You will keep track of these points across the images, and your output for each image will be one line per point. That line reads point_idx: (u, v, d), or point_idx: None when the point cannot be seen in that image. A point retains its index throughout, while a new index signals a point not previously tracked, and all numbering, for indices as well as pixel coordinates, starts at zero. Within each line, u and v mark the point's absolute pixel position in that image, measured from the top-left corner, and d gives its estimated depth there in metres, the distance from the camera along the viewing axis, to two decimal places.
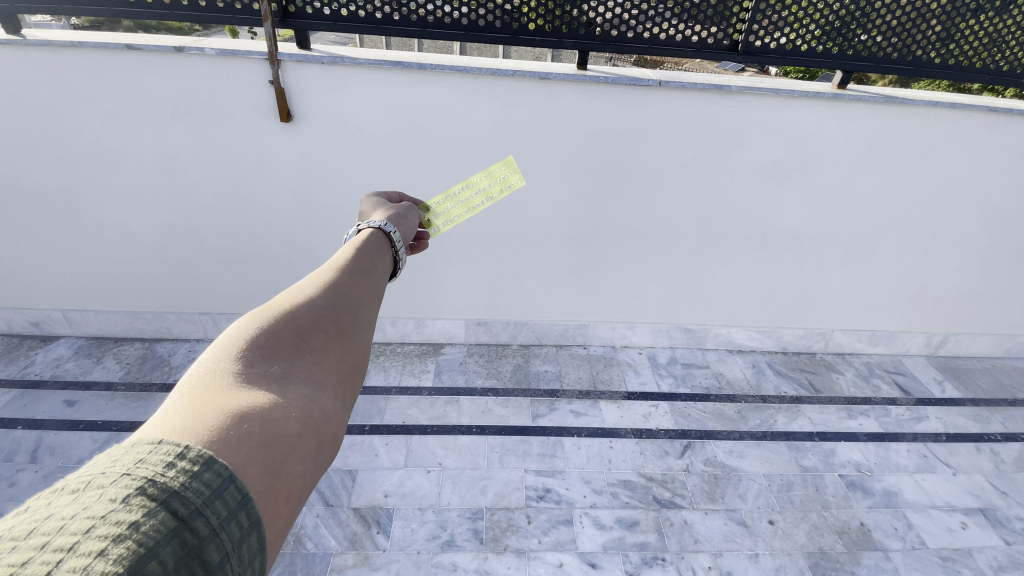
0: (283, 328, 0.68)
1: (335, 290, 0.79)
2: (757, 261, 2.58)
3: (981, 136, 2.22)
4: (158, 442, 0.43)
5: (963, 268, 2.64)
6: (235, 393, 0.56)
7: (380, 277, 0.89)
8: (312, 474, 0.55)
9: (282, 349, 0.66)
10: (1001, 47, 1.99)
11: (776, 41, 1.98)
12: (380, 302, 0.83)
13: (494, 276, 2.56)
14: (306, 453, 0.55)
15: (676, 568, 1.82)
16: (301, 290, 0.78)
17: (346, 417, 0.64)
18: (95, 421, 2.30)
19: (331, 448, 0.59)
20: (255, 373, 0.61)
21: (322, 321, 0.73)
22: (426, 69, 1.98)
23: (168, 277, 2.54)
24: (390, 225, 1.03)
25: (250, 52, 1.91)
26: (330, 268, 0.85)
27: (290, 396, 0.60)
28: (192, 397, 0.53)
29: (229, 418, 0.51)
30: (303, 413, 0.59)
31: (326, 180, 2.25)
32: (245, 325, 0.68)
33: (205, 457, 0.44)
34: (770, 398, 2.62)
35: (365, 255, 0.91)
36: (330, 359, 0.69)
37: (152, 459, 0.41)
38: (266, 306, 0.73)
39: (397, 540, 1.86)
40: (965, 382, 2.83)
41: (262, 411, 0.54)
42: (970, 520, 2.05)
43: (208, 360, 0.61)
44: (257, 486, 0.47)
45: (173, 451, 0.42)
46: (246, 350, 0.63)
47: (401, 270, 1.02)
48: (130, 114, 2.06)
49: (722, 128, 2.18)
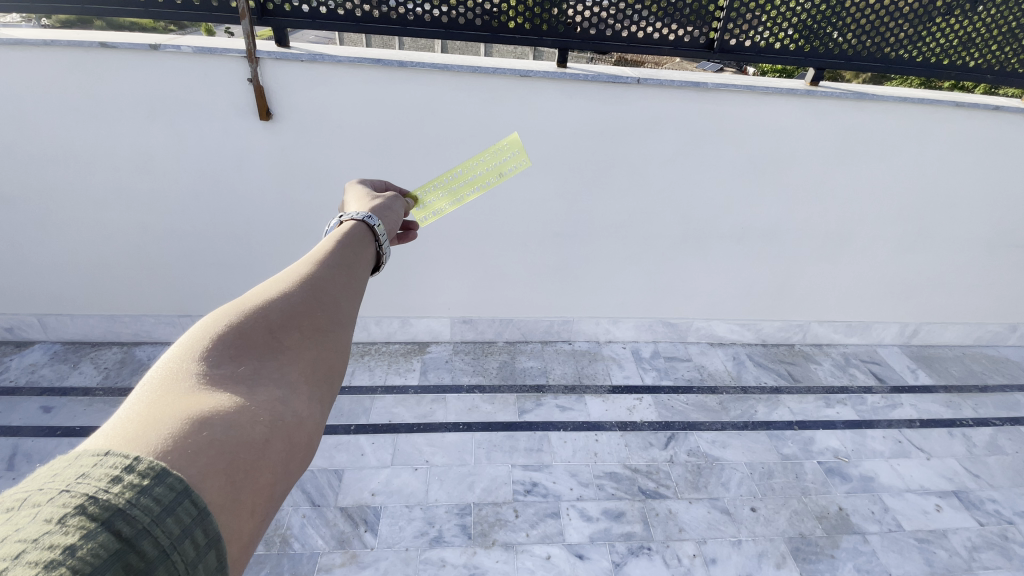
0: (254, 325, 0.69)
1: (310, 286, 0.79)
2: (736, 255, 2.63)
3: (948, 131, 2.30)
4: (104, 454, 0.44)
5: (933, 259, 2.72)
6: (199, 396, 0.56)
7: (360, 271, 0.89)
8: (279, 481, 0.56)
9: (251, 348, 0.66)
10: (964, 45, 2.06)
11: (750, 39, 2.03)
12: (359, 297, 0.84)
13: (479, 273, 2.57)
14: (272, 459, 0.56)
15: (662, 557, 1.85)
16: (275, 285, 0.79)
17: (318, 418, 0.65)
18: (73, 427, 2.25)
19: (304, 452, 0.60)
20: (221, 374, 0.61)
21: (295, 318, 0.73)
22: (407, 67, 1.98)
23: (146, 279, 2.49)
24: (374, 217, 1.03)
25: (227, 50, 1.89)
26: (307, 262, 0.85)
27: (259, 399, 0.60)
28: (154, 401, 0.54)
29: (189, 424, 0.52)
30: (272, 417, 0.59)
31: (307, 180, 2.24)
32: (215, 322, 0.68)
33: (156, 471, 0.44)
34: (750, 389, 2.68)
35: (345, 248, 0.91)
36: (303, 359, 0.70)
37: (95, 473, 0.41)
38: (238, 302, 0.73)
39: (385, 538, 1.85)
40: (937, 369, 2.92)
41: (227, 416, 0.55)
42: (943, 502, 2.12)
43: (173, 360, 0.61)
44: (217, 499, 0.48)
45: (120, 464, 0.43)
46: (213, 350, 0.63)
47: (384, 263, 1.02)
48: (104, 114, 2.02)
49: (700, 124, 2.22)
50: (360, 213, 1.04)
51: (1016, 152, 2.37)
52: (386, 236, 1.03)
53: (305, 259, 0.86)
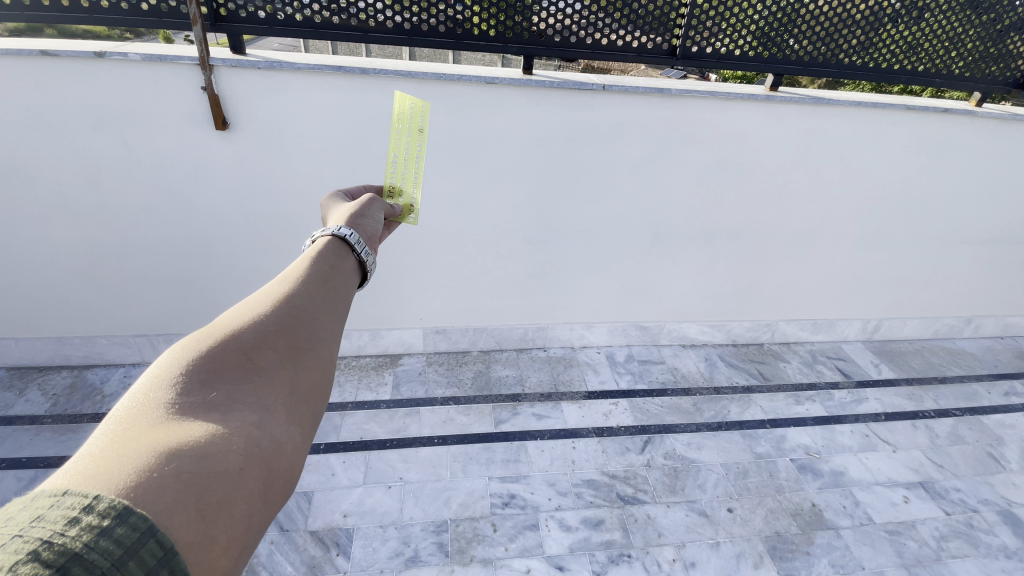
0: (227, 347, 0.64)
1: (288, 303, 0.74)
2: (704, 257, 2.67)
3: (901, 134, 2.39)
4: (63, 493, 0.40)
5: (891, 257, 2.82)
6: (167, 429, 0.52)
7: (343, 284, 0.83)
8: (256, 513, 0.52)
9: (224, 372, 0.62)
10: (912, 50, 2.15)
11: (712, 46, 2.06)
12: (343, 309, 0.78)
13: (451, 283, 2.53)
14: (249, 490, 0.52)
15: (642, 564, 1.83)
16: (251, 306, 0.74)
17: (299, 441, 0.60)
18: (17, 459, 2.10)
19: (284, 480, 0.56)
20: (192, 402, 0.57)
21: (271, 337, 0.68)
22: (369, 74, 1.94)
23: (98, 299, 2.36)
24: (349, 229, 0.94)
25: (179, 57, 1.82)
26: (285, 279, 0.80)
27: (232, 425, 0.56)
28: (116, 436, 0.50)
29: (155, 459, 0.47)
30: (247, 443, 0.55)
31: (269, 190, 2.16)
32: (185, 348, 0.63)
33: (118, 510, 0.40)
34: (723, 389, 2.71)
35: (324, 260, 0.85)
36: (281, 379, 0.65)
37: (51, 516, 0.37)
38: (210, 327, 0.68)
39: (358, 561, 1.79)
40: (899, 363, 3.02)
41: (196, 447, 0.51)
42: (911, 493, 2.18)
43: (141, 390, 0.57)
44: (185, 537, 0.44)
45: (78, 504, 0.39)
46: (181, 377, 0.59)
47: (369, 276, 0.94)
48: (46, 125, 1.91)
49: (666, 129, 2.24)
50: (335, 227, 0.94)
51: (963, 153, 2.49)
52: (366, 248, 0.94)
53: (282, 277, 0.81)
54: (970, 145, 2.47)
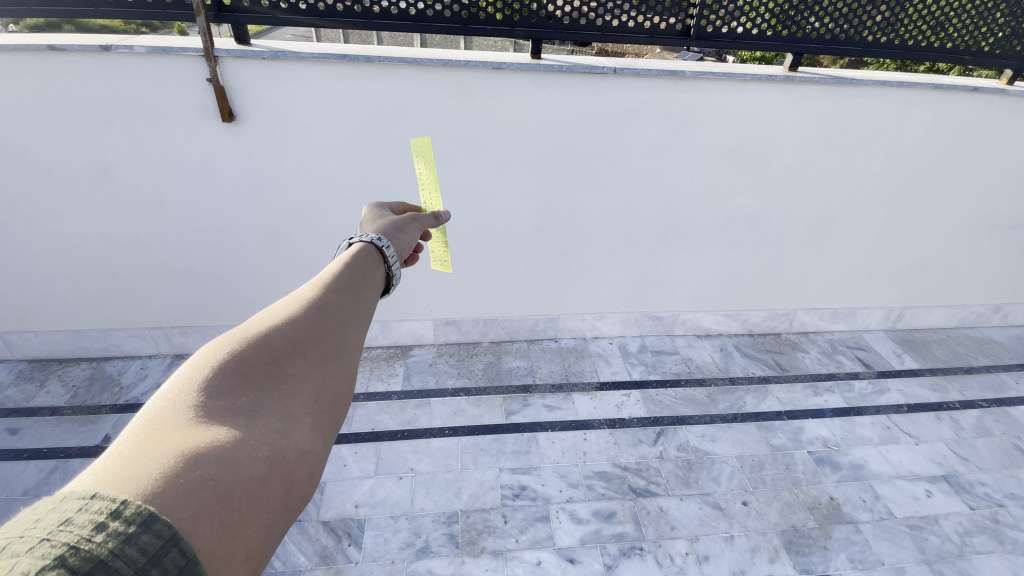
0: (255, 352, 0.63)
1: (316, 309, 0.73)
2: (719, 245, 2.60)
3: (927, 113, 2.29)
4: (91, 497, 0.40)
5: (915, 242, 2.71)
6: (194, 431, 0.51)
7: (369, 293, 0.82)
8: (276, 522, 0.51)
9: (252, 377, 0.60)
10: (941, 26, 2.03)
11: (728, 26, 1.98)
12: (367, 319, 0.77)
13: (460, 272, 2.51)
14: (269, 500, 0.51)
15: (654, 557, 1.81)
16: (279, 309, 0.72)
17: (321, 451, 0.59)
18: (40, 449, 2.15)
19: (305, 489, 0.55)
20: (220, 406, 0.56)
21: (299, 343, 0.67)
22: (375, 62, 1.91)
23: (111, 292, 2.39)
24: (384, 238, 0.93)
25: (184, 49, 1.80)
26: (314, 284, 0.79)
27: (259, 430, 0.55)
28: (146, 436, 0.49)
29: (182, 462, 0.47)
30: (272, 450, 0.54)
31: (277, 182, 2.16)
32: (215, 350, 0.62)
33: (144, 516, 0.39)
34: (738, 379, 2.66)
35: (354, 269, 0.84)
36: (308, 385, 0.63)
37: (79, 520, 0.37)
38: (240, 329, 0.67)
39: (369, 552, 1.79)
40: (922, 352, 2.92)
41: (222, 451, 0.50)
42: (934, 487, 2.12)
43: (171, 390, 0.56)
44: (207, 546, 0.43)
45: (105, 509, 0.39)
46: (211, 379, 0.58)
47: (393, 287, 0.93)
48: (57, 120, 1.92)
49: (679, 114, 2.18)
50: (371, 234, 0.93)
51: (993, 133, 2.37)
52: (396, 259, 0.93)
53: (311, 281, 0.80)
54: (1001, 124, 2.35)
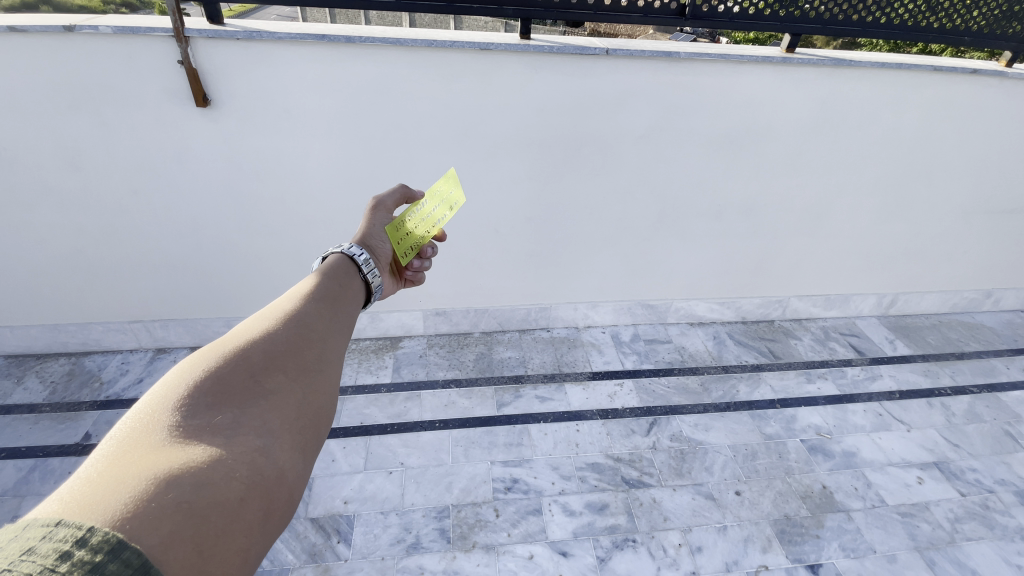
0: (234, 367, 0.59)
1: (296, 321, 0.69)
2: (713, 234, 2.56)
3: (926, 95, 2.24)
4: (56, 524, 0.36)
5: (908, 228, 2.69)
6: (167, 452, 0.47)
7: (350, 305, 0.78)
8: (256, 544, 0.47)
9: (231, 393, 0.56)
10: (942, 5, 1.97)
11: (723, 5, 1.91)
12: (349, 332, 0.73)
13: (450, 262, 2.45)
14: (248, 522, 0.47)
15: (647, 548, 1.80)
16: (257, 323, 0.68)
17: (303, 470, 0.55)
18: (17, 449, 2.09)
19: (284, 510, 0.51)
20: (196, 424, 0.51)
21: (280, 356, 0.63)
22: (355, 42, 1.83)
23: (88, 285, 2.30)
24: (359, 248, 0.89)
25: (153, 30, 1.71)
26: (293, 296, 0.75)
27: (238, 449, 0.51)
28: (115, 459, 0.45)
29: (154, 484, 0.43)
30: (250, 470, 0.50)
31: (256, 171, 2.08)
32: (190, 366, 0.58)
33: (112, 544, 0.36)
34: (731, 367, 2.64)
35: (334, 280, 0.80)
36: (290, 400, 0.59)
37: (42, 549, 0.34)
38: (216, 343, 0.63)
39: (359, 548, 1.77)
40: (914, 339, 2.92)
41: (198, 472, 0.46)
42: (925, 474, 2.13)
43: (143, 409, 0.52)
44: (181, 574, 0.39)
45: (71, 537, 0.35)
46: (187, 396, 0.54)
47: (373, 298, 0.89)
48: (21, 105, 1.83)
49: (672, 97, 2.12)
50: (347, 245, 0.89)
51: (989, 116, 2.34)
52: (375, 269, 0.89)
53: (290, 293, 0.76)
54: (997, 105, 2.31)
